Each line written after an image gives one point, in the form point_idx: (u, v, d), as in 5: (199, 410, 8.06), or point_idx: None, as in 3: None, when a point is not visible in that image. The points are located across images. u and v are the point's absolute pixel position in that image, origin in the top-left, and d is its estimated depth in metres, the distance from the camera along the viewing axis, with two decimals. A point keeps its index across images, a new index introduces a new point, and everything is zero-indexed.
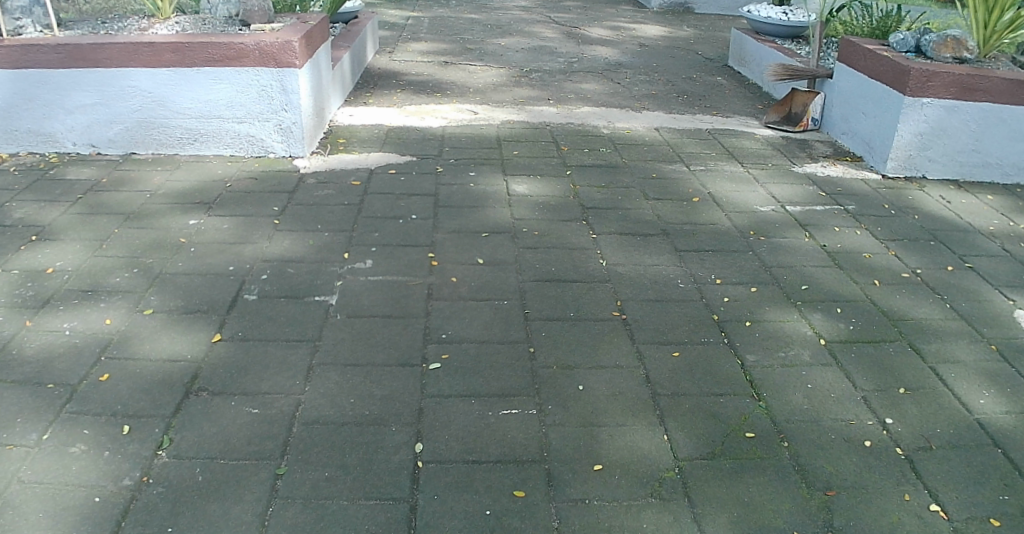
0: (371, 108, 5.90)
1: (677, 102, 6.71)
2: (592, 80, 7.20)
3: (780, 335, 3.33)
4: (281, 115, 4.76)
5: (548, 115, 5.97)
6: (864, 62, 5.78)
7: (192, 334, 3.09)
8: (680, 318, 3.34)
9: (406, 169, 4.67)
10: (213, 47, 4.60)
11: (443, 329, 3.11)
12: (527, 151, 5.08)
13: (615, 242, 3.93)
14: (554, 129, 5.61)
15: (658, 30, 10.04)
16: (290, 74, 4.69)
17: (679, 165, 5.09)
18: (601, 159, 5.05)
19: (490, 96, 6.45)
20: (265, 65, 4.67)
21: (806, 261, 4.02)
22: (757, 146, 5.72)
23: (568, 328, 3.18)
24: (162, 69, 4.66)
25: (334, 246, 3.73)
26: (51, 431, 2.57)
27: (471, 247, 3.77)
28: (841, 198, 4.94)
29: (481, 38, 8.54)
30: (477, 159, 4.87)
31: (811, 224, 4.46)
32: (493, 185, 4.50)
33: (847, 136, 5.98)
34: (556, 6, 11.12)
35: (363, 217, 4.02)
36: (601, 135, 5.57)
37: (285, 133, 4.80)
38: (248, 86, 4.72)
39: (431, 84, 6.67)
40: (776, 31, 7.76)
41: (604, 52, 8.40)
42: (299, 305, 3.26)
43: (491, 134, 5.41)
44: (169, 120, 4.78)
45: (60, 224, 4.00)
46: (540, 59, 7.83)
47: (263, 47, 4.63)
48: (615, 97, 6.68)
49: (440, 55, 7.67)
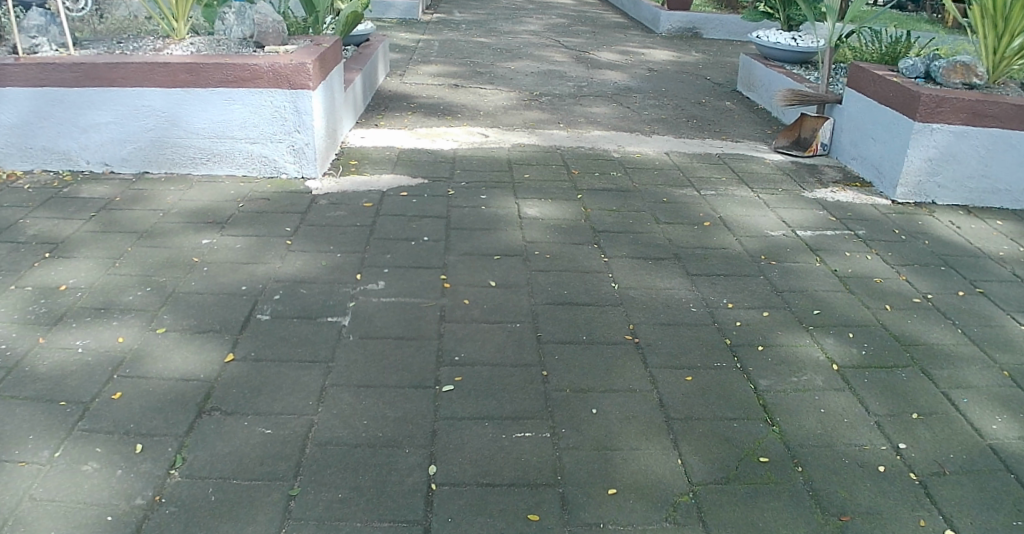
0: (382, 130, 5.94)
1: (686, 126, 6.75)
2: (601, 104, 7.24)
3: (793, 359, 3.31)
4: (294, 136, 4.79)
5: (559, 139, 6.00)
6: (873, 88, 5.81)
7: (205, 353, 3.09)
8: (693, 342, 3.33)
9: (418, 191, 4.68)
10: (228, 68, 4.64)
11: (456, 352, 3.10)
12: (539, 175, 5.10)
13: (626, 265, 3.93)
14: (565, 153, 5.63)
15: (666, 55, 10.11)
16: (303, 96, 4.71)
17: (690, 190, 5.10)
18: (612, 183, 5.06)
19: (501, 119, 6.49)
20: (279, 86, 4.69)
21: (818, 286, 4.01)
22: (767, 170, 5.73)
23: (581, 350, 3.17)
24: (176, 89, 4.69)
25: (347, 267, 3.74)
26: (63, 449, 2.57)
27: (484, 269, 3.77)
28: (851, 223, 4.94)
29: (491, 62, 8.61)
30: (489, 182, 4.89)
31: (822, 249, 4.45)
32: (505, 208, 4.51)
33: (856, 161, 6.00)
34: (566, 31, 11.20)
35: (375, 239, 4.03)
36: (611, 158, 5.59)
37: (298, 154, 4.83)
38: (261, 107, 4.74)
39: (442, 107, 6.71)
40: (786, 57, 7.93)
41: (614, 77, 8.46)
42: (312, 325, 3.26)
43: (503, 157, 5.43)
44: (182, 140, 4.81)
45: (74, 242, 4.02)
46: (550, 83, 7.87)
47: (278, 69, 4.66)
48: (625, 121, 6.71)
49: (450, 78, 7.72)
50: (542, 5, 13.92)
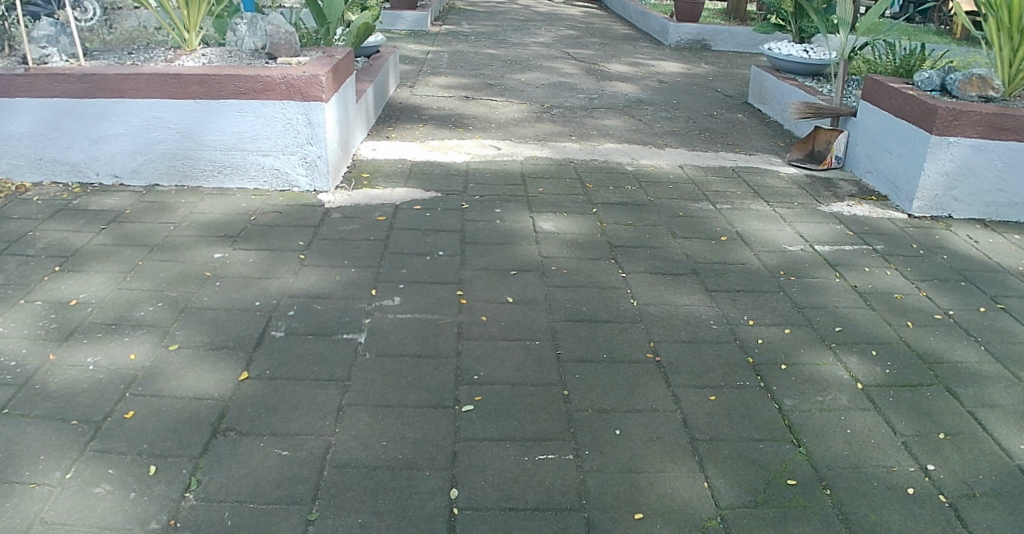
0: (393, 142, 5.90)
1: (699, 139, 6.69)
2: (613, 117, 7.20)
3: (817, 378, 3.25)
4: (306, 149, 4.70)
5: (572, 151, 5.96)
6: (889, 101, 5.76)
7: (219, 371, 3.03)
8: (715, 360, 3.26)
9: (432, 205, 4.64)
10: (240, 80, 4.57)
11: (475, 370, 3.03)
12: (553, 188, 5.04)
13: (644, 281, 3.86)
14: (578, 166, 5.58)
15: (676, 67, 10.08)
16: (316, 108, 4.62)
17: (705, 203, 5.04)
18: (627, 197, 5.00)
19: (513, 131, 6.45)
20: (292, 98, 4.60)
21: (838, 302, 3.96)
22: (782, 184, 5.67)
23: (603, 369, 3.11)
24: (188, 101, 4.64)
25: (361, 282, 3.68)
26: (75, 470, 2.51)
27: (500, 285, 3.71)
28: (869, 238, 4.88)
29: (501, 73, 8.57)
30: (503, 196, 4.84)
31: (841, 264, 4.40)
32: (519, 222, 4.45)
33: (872, 175, 5.94)
34: (574, 42, 11.18)
35: (390, 253, 3.97)
36: (625, 172, 5.53)
37: (310, 166, 4.74)
38: (274, 119, 4.66)
39: (453, 119, 6.67)
40: (797, 68, 7.95)
41: (624, 89, 8.41)
42: (327, 343, 3.19)
43: (516, 170, 5.39)
44: (194, 152, 4.76)
45: (84, 255, 3.98)
46: (560, 95, 7.83)
47: (290, 81, 4.57)
48: (637, 134, 6.67)
49: (461, 90, 7.68)
50: (550, 17, 13.94)
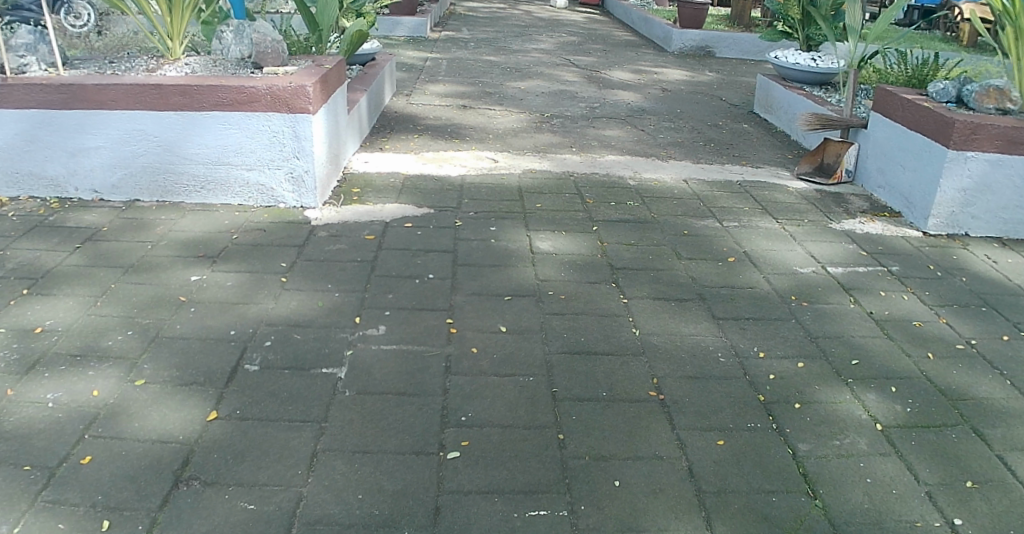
0: (386, 154, 5.68)
1: (704, 151, 6.46)
2: (615, 127, 6.97)
3: (833, 419, 3.01)
4: (293, 163, 4.46)
5: (572, 164, 5.72)
6: (903, 113, 5.53)
7: (186, 410, 2.80)
8: (723, 399, 3.03)
9: (424, 222, 4.41)
10: (223, 91, 4.33)
11: (463, 411, 2.81)
12: (552, 204, 4.80)
13: (647, 308, 3.62)
14: (578, 180, 5.35)
15: (680, 74, 9.85)
16: (303, 120, 4.39)
17: (712, 220, 4.80)
18: (629, 213, 4.75)
19: (511, 142, 6.22)
20: (278, 110, 4.37)
21: (853, 330, 3.73)
22: (792, 200, 5.43)
23: (601, 410, 2.88)
24: (169, 113, 4.41)
25: (344, 308, 3.44)
26: (21, 526, 2.29)
27: (493, 312, 3.47)
28: (883, 258, 4.65)
29: (501, 81, 8.34)
30: (499, 212, 4.60)
31: (856, 288, 4.17)
32: (515, 241, 4.21)
33: (884, 190, 5.71)
34: (576, 49, 10.96)
35: (377, 276, 3.74)
36: (627, 186, 5.30)
37: (297, 182, 4.51)
38: (259, 132, 4.42)
39: (450, 129, 6.45)
40: (805, 77, 7.71)
41: (627, 98, 8.18)
42: (305, 378, 2.97)
43: (513, 184, 5.15)
44: (176, 166, 4.54)
45: (55, 277, 3.76)
46: (561, 104, 7.60)
47: (275, 92, 4.33)
48: (640, 145, 6.43)
49: (458, 99, 7.46)
50: (552, 23, 13.72)
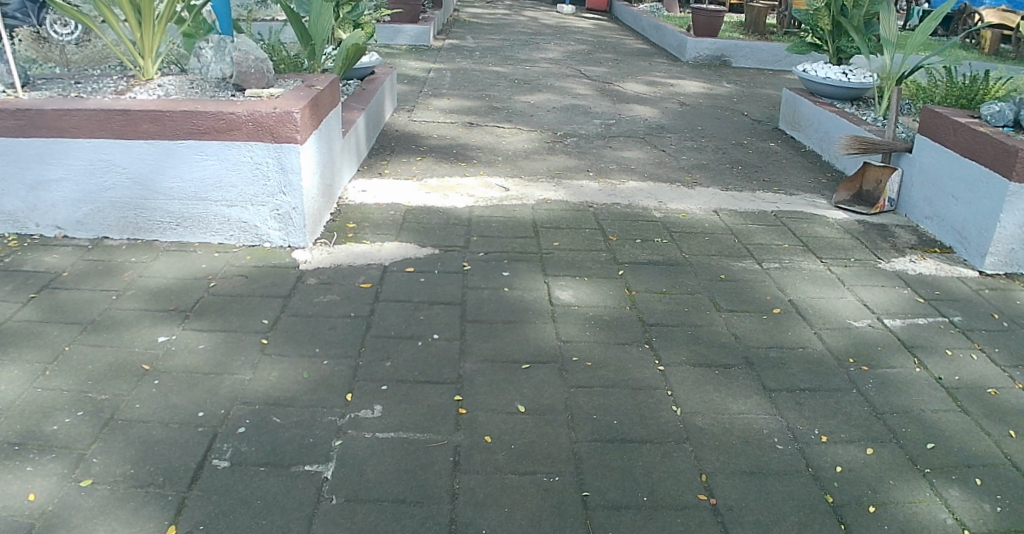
0: (386, 181, 5.17)
1: (731, 174, 5.95)
2: (633, 147, 6.46)
3: (917, 527, 2.50)
4: (278, 199, 3.97)
5: (590, 192, 5.22)
6: (954, 137, 5.01)
7: (138, 524, 2.30)
8: (785, 503, 2.52)
9: (427, 266, 3.90)
10: (199, 117, 3.84)
11: (474, 526, 2.30)
12: (570, 242, 4.29)
13: (686, 377, 3.11)
14: (598, 211, 4.84)
15: (697, 86, 9.35)
16: (289, 151, 3.87)
17: (750, 261, 4.29)
18: (658, 253, 4.24)
19: (522, 166, 5.71)
20: (261, 139, 3.86)
21: (924, 401, 3.22)
22: (833, 234, 4.92)
23: (642, 522, 2.37)
24: (139, 141, 3.91)
25: (334, 382, 2.94)
26: None
27: (508, 385, 2.96)
28: (943, 305, 4.13)
29: (508, 95, 7.84)
30: (511, 253, 4.09)
31: (918, 346, 3.65)
32: (530, 290, 3.70)
33: (931, 221, 5.20)
34: (587, 58, 10.46)
35: (373, 336, 3.23)
36: (651, 218, 4.78)
37: (283, 219, 4.02)
38: (240, 164, 3.92)
39: (455, 150, 5.94)
40: (835, 93, 7.22)
41: (644, 114, 7.67)
42: (283, 479, 2.46)
43: (526, 217, 4.64)
44: (148, 201, 4.04)
45: (2, 335, 3.25)
46: (574, 120, 7.10)
47: (258, 119, 3.82)
48: (662, 169, 5.93)
49: (464, 115, 6.95)
50: (559, 30, 13.22)
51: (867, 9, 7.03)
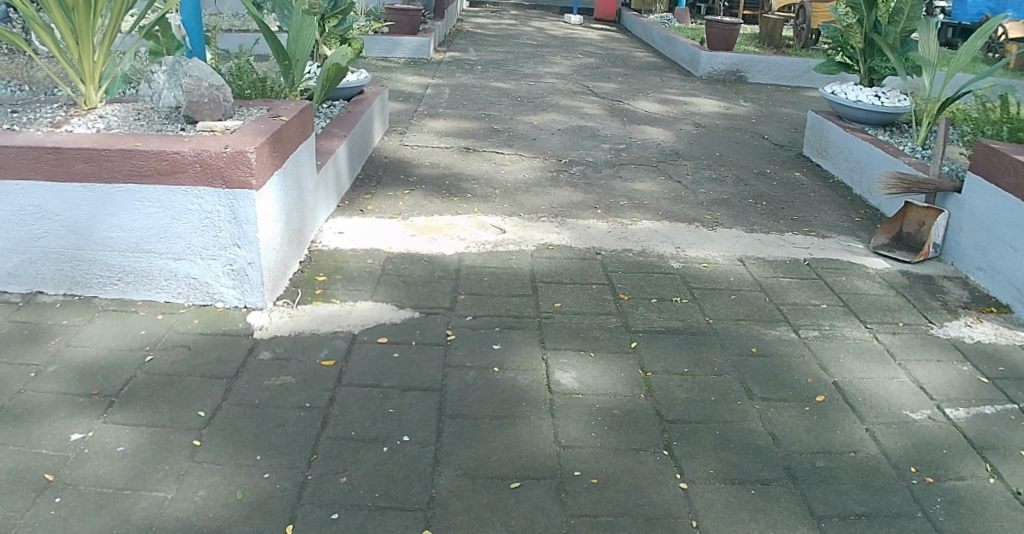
0: (367, 220, 4.59)
1: (756, 211, 5.35)
2: (646, 177, 5.87)
3: None
4: (232, 252, 3.39)
5: (597, 234, 4.62)
6: (1012, 179, 4.39)
7: None
8: None
9: (405, 335, 3.31)
10: (138, 158, 3.25)
11: None
12: (574, 301, 3.70)
13: (713, 502, 2.52)
14: (606, 259, 4.25)
15: (713, 105, 8.76)
16: (243, 198, 3.27)
17: (784, 329, 3.71)
18: (676, 317, 3.65)
19: (522, 201, 5.11)
20: (209, 183, 3.26)
21: (1007, 527, 2.60)
22: (876, 289, 4.32)
23: None
24: (72, 185, 3.33)
25: (274, 509, 2.36)
26: None
27: (491, 515, 2.38)
28: (1010, 384, 3.50)
29: (510, 115, 7.26)
30: (506, 317, 3.50)
31: (988, 446, 3.03)
32: (525, 370, 3.11)
33: (983, 273, 4.58)
34: (595, 73, 9.87)
35: (330, 440, 2.66)
36: (668, 270, 4.18)
37: (238, 276, 3.44)
38: (187, 212, 3.33)
39: (448, 181, 5.36)
40: (867, 117, 6.61)
41: (657, 137, 7.06)
42: None
43: (524, 267, 4.05)
44: (84, 252, 3.45)
45: None
46: (580, 145, 6.52)
47: (205, 160, 3.22)
48: (678, 204, 5.33)
49: (460, 139, 6.36)
50: (567, 41, 12.66)
51: (904, 24, 6.38)
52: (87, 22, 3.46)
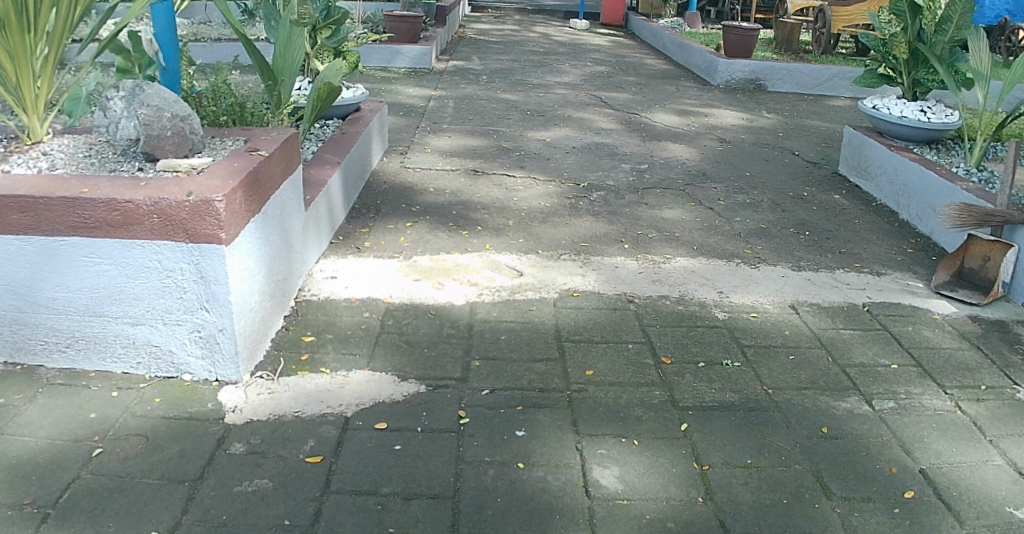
0: (364, 260, 4.02)
1: (800, 244, 4.80)
2: (673, 202, 5.30)
3: None
4: (200, 317, 2.84)
5: (626, 275, 4.05)
6: None
7: None
8: None
9: (407, 417, 2.75)
10: (85, 207, 2.70)
11: None
12: (608, 367, 3.14)
13: None
14: (640, 308, 3.68)
15: (735, 117, 8.20)
16: (210, 254, 2.72)
17: (854, 400, 3.16)
18: (730, 387, 3.10)
19: (539, 233, 4.54)
20: (171, 238, 2.71)
21: None
22: (949, 342, 3.75)
23: None
24: (7, 237, 2.77)
25: None
26: None
27: None
28: None
29: (520, 130, 6.69)
30: (529, 390, 2.94)
31: None
32: (554, 466, 2.55)
33: None
34: (607, 82, 9.31)
35: None
36: (712, 322, 3.62)
37: (207, 345, 2.89)
38: (145, 270, 2.78)
39: (455, 210, 4.79)
40: (912, 135, 6.05)
41: (681, 155, 6.50)
42: None
43: (545, 320, 3.48)
44: (25, 314, 2.90)
45: None
46: (598, 165, 5.95)
47: (165, 210, 2.67)
48: (713, 235, 4.77)
49: (468, 159, 5.78)
50: (575, 48, 12.11)
51: (953, 33, 5.84)
52: (20, 38, 2.96)
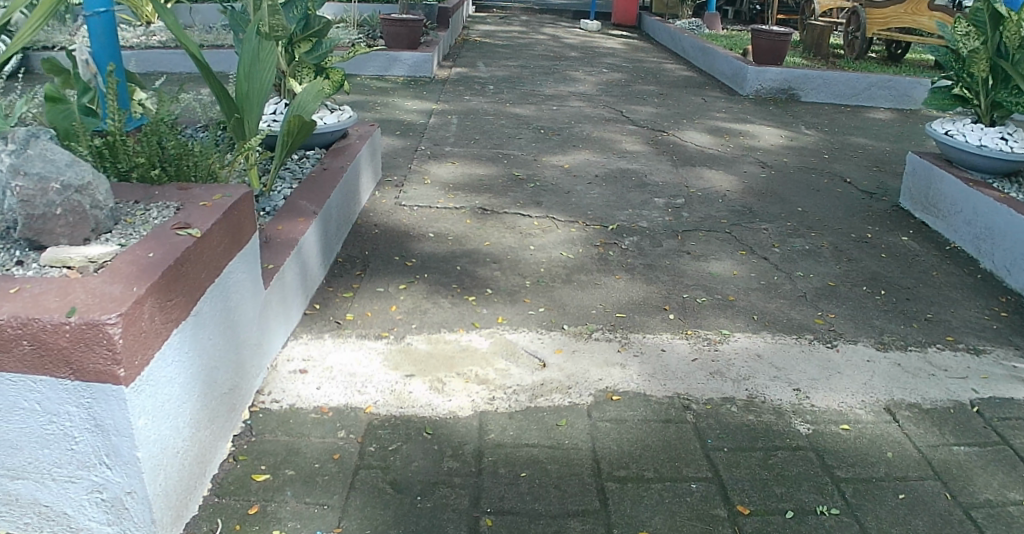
0: (343, 342, 3.18)
1: (877, 310, 3.95)
2: (718, 249, 4.44)
3: None
4: (98, 475, 2.00)
5: (674, 361, 3.21)
6: None
7: None
8: None
9: None
10: None
11: None
12: (666, 525, 2.34)
13: None
14: (699, 418, 2.84)
15: (773, 135, 7.34)
16: (108, 397, 1.88)
17: None
18: None
19: (562, 298, 3.69)
20: (49, 372, 1.87)
21: None
22: None
23: None
24: None
25: None
26: None
27: None
28: None
29: (533, 154, 5.84)
30: None
31: None
32: None
33: None
34: (627, 93, 8.45)
35: None
36: (793, 440, 2.79)
37: (111, 510, 2.04)
38: (21, 410, 1.93)
39: (458, 265, 3.95)
40: (989, 166, 5.19)
41: (719, 184, 5.64)
42: None
43: (577, 441, 2.65)
44: None
45: None
46: (626, 199, 5.10)
47: (37, 334, 1.83)
48: (772, 298, 3.92)
49: (474, 193, 4.93)
50: (589, 52, 11.25)
51: None
52: None
